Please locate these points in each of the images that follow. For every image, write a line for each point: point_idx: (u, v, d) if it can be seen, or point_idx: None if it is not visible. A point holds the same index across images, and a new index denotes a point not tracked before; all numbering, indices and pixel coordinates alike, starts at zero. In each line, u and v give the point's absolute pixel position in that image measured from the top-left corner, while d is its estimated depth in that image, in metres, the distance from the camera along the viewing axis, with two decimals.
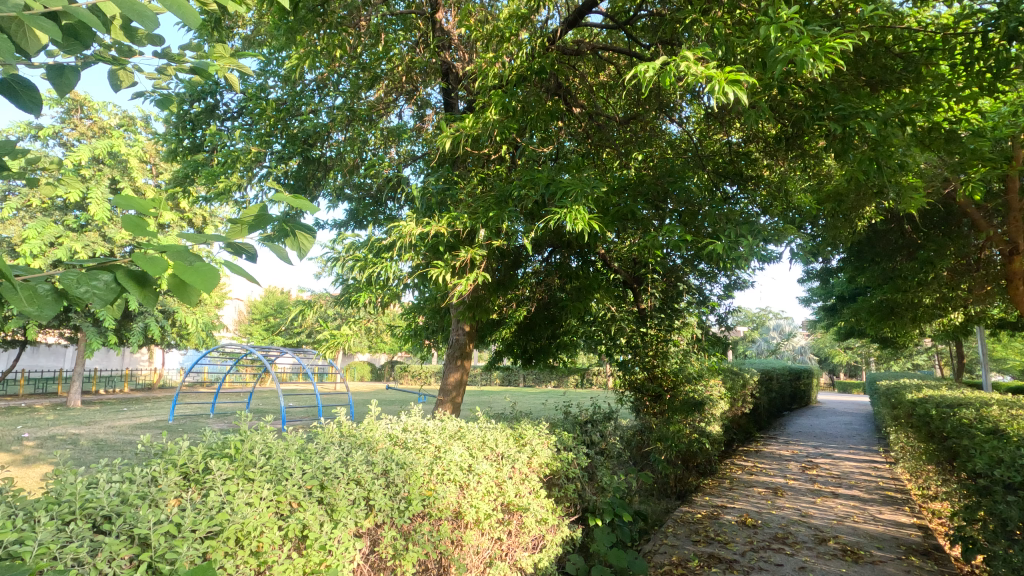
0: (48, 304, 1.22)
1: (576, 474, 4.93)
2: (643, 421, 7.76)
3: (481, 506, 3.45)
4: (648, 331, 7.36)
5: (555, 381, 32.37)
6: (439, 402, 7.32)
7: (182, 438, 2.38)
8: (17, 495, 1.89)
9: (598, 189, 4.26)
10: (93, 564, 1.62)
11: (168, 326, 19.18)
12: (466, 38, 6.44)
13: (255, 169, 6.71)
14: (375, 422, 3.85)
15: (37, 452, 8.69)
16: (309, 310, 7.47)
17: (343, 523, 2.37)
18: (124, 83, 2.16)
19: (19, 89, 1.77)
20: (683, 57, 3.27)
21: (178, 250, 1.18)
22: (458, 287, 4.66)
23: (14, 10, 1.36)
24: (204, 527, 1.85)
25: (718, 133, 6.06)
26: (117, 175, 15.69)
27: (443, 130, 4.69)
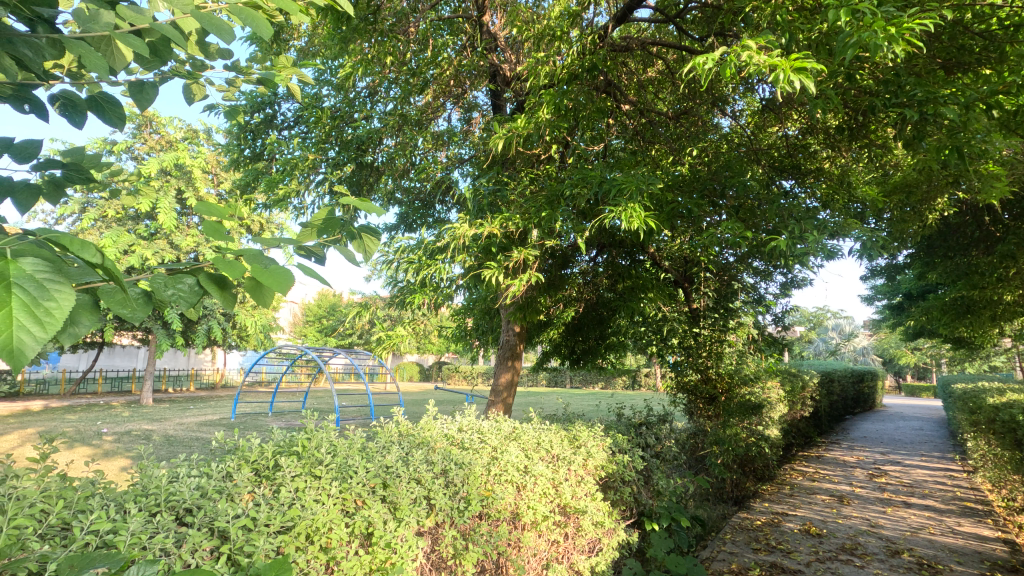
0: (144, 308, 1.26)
1: (632, 477, 4.85)
2: (696, 424, 7.56)
3: (539, 507, 3.45)
4: (701, 332, 7.19)
5: (602, 383, 32.01)
6: (491, 402, 7.33)
7: (253, 435, 2.48)
8: (108, 487, 2.01)
9: (654, 186, 4.15)
10: (178, 554, 1.69)
11: (231, 329, 20.10)
12: (513, 40, 6.49)
13: (312, 176, 6.96)
14: (433, 421, 3.87)
15: (115, 446, 9.27)
16: (364, 312, 7.69)
17: (405, 522, 2.40)
18: (198, 97, 2.26)
19: (105, 105, 1.88)
20: (745, 46, 3.14)
21: (253, 253, 1.22)
22: (512, 288, 4.67)
23: (106, 29, 1.45)
24: (278, 521, 1.92)
25: (774, 126, 5.86)
26: (183, 185, 16.62)
27: (495, 132, 4.72)
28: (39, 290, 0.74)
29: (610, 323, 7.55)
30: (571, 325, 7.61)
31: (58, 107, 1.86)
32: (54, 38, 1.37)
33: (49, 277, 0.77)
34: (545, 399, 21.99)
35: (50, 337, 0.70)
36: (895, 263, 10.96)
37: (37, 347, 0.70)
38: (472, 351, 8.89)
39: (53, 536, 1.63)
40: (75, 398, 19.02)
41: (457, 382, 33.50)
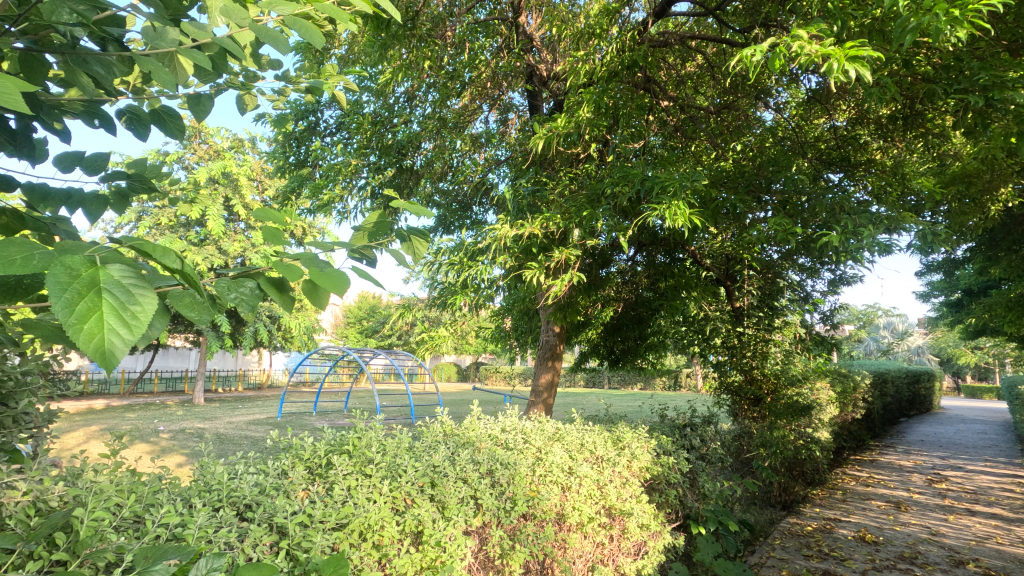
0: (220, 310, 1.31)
1: (677, 480, 4.77)
2: (741, 426, 7.37)
3: (584, 509, 3.43)
4: (744, 331, 7.03)
5: (641, 384, 31.59)
6: (532, 403, 7.31)
7: (306, 434, 2.56)
8: (173, 482, 2.10)
9: (699, 182, 4.07)
10: (241, 548, 1.75)
11: (276, 331, 20.75)
12: (550, 39, 6.49)
13: (354, 181, 7.21)
14: (477, 422, 3.90)
15: (170, 443, 9.70)
16: (405, 314, 7.82)
17: (454, 521, 2.42)
18: (250, 107, 2.34)
19: (167, 118, 1.96)
20: (795, 36, 3.03)
21: (310, 257, 1.25)
22: (554, 288, 4.65)
23: (172, 45, 1.51)
24: (333, 519, 1.96)
25: (820, 118, 5.70)
26: (230, 193, 17.28)
27: (535, 132, 4.72)
28: (127, 295, 0.77)
29: (650, 322, 7.46)
30: (610, 325, 7.54)
31: (124, 121, 1.95)
32: (125, 56, 1.43)
33: (135, 283, 0.81)
34: (584, 399, 21.87)
35: (136, 339, 0.73)
36: (953, 258, 10.43)
37: (125, 349, 0.72)
38: (510, 352, 8.92)
39: (126, 528, 1.72)
40: (133, 398, 19.98)
41: (495, 383, 33.65)
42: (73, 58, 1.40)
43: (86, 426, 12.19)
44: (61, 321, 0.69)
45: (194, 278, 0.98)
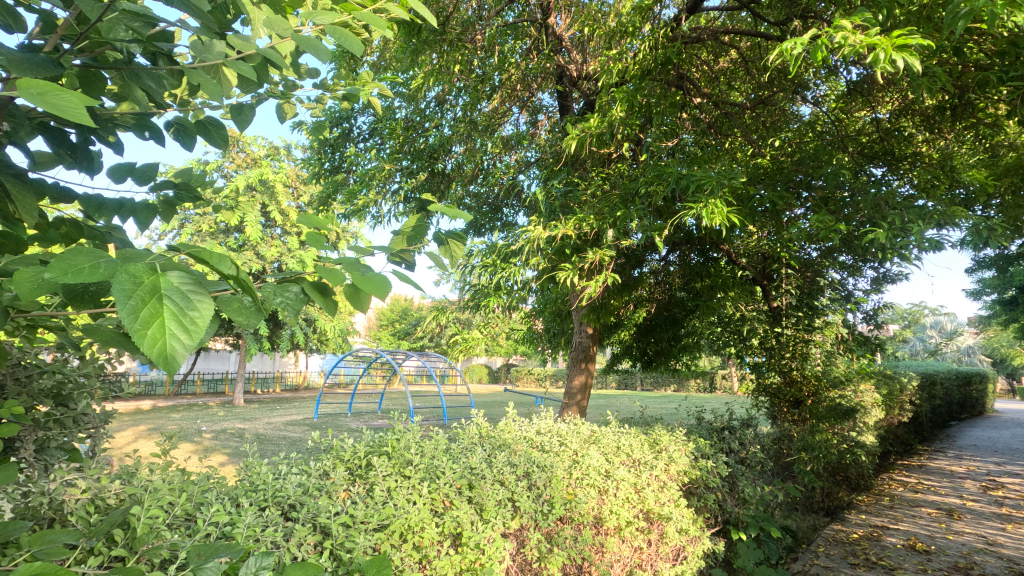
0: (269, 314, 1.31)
1: (716, 484, 4.69)
2: (781, 429, 7.18)
3: (622, 512, 3.40)
4: (783, 332, 6.83)
5: (675, 386, 31.10)
6: (565, 406, 7.27)
7: (346, 436, 2.61)
8: (221, 481, 2.16)
9: (737, 179, 3.99)
10: (287, 547, 1.79)
11: (312, 334, 21.22)
12: (580, 39, 6.45)
13: (388, 186, 7.41)
14: (512, 424, 3.91)
15: (214, 443, 10.03)
16: (439, 316, 7.90)
17: (492, 523, 2.43)
18: (288, 116, 2.39)
19: (211, 128, 2.02)
20: (838, 26, 2.93)
21: (352, 261, 1.25)
22: (588, 289, 4.63)
23: (219, 58, 1.56)
24: (375, 520, 1.99)
25: (861, 111, 5.54)
26: (267, 199, 17.77)
27: (567, 132, 4.70)
28: (185, 301, 0.79)
29: (684, 323, 7.34)
30: (643, 326, 7.46)
31: (172, 132, 2.02)
32: (176, 69, 1.48)
33: (193, 289, 0.83)
34: (616, 401, 21.69)
35: (196, 343, 0.75)
36: (1007, 253, 9.93)
37: (185, 354, 0.74)
38: (542, 353, 8.90)
39: (179, 526, 1.78)
40: (178, 399, 20.73)
41: (527, 385, 33.65)
42: (127, 72, 1.44)
43: (135, 426, 12.71)
44: (126, 325, 0.72)
45: (247, 284, 1.00)
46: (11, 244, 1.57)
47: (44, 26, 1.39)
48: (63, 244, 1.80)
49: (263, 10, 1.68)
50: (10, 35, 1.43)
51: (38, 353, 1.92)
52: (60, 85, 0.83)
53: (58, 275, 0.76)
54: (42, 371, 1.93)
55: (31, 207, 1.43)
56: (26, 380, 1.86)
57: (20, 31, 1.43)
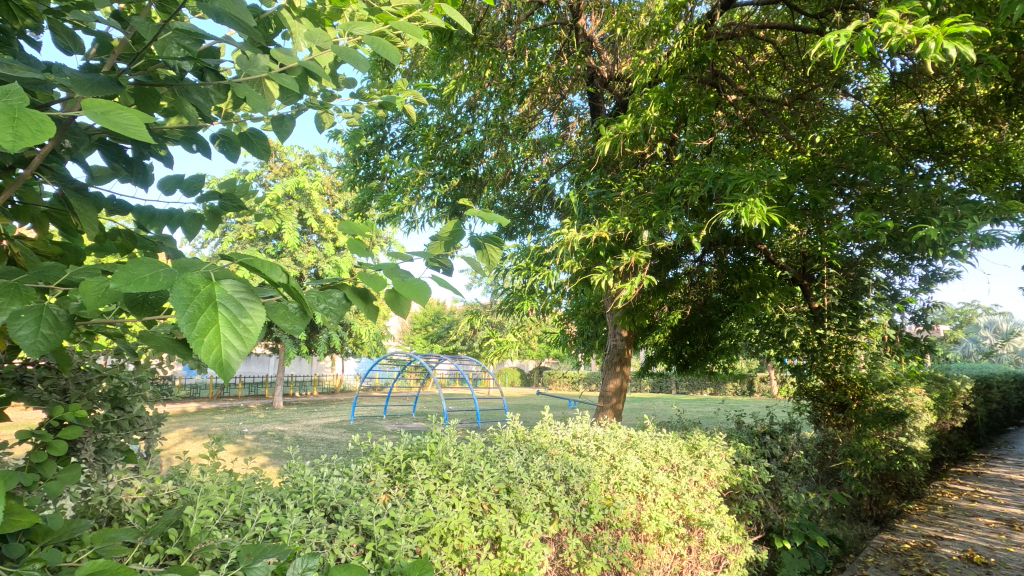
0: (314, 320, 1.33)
1: (758, 490, 4.58)
2: (825, 434, 6.96)
3: (662, 518, 3.36)
4: (825, 333, 6.61)
5: (711, 389, 30.48)
6: (600, 409, 7.20)
7: (385, 439, 2.65)
8: (266, 483, 2.22)
9: (777, 177, 3.89)
10: (331, 549, 1.82)
11: (348, 338, 21.64)
12: (610, 40, 6.42)
13: (421, 192, 7.56)
14: (548, 428, 3.90)
15: (256, 444, 10.33)
16: (474, 319, 7.96)
17: (531, 528, 2.44)
18: (327, 125, 2.44)
19: (254, 139, 2.08)
20: (884, 16, 2.83)
21: (393, 266, 1.26)
22: (623, 292, 4.59)
23: (263, 71, 1.60)
24: (416, 523, 2.01)
25: (906, 103, 5.35)
26: (303, 207, 18.22)
27: (601, 134, 4.66)
28: (238, 308, 0.82)
29: (720, 325, 7.22)
30: (678, 328, 7.36)
31: (218, 145, 2.09)
32: (224, 84, 1.52)
33: (245, 296, 0.85)
34: (651, 405, 21.45)
35: (250, 349, 0.77)
36: None
37: (239, 359, 0.76)
38: (576, 357, 8.86)
39: (229, 525, 1.83)
40: (221, 401, 21.44)
41: (560, 389, 33.51)
42: (177, 90, 1.49)
43: (184, 428, 13.25)
44: (185, 334, 0.74)
45: (296, 291, 1.02)
46: (71, 256, 1.64)
47: (99, 48, 1.49)
48: (119, 254, 1.88)
49: (304, 24, 1.72)
50: (70, 57, 1.53)
51: (96, 359, 2.01)
52: (120, 104, 0.86)
53: (122, 285, 0.79)
54: (100, 375, 2.01)
55: (92, 219, 1.50)
56: (85, 384, 1.94)
57: (78, 53, 1.52)
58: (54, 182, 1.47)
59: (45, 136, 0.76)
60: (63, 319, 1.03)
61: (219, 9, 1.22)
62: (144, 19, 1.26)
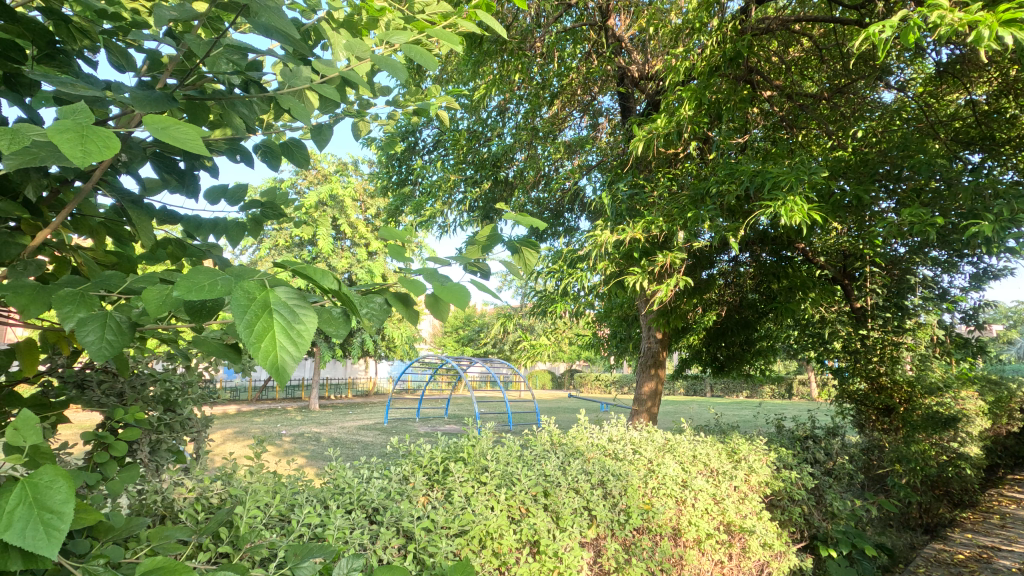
0: (358, 326, 1.34)
1: (802, 496, 4.47)
2: (870, 439, 6.73)
3: (702, 524, 3.31)
4: (868, 334, 6.38)
5: (748, 391, 29.84)
6: (635, 412, 7.12)
7: (423, 442, 2.68)
8: (310, 484, 2.27)
9: (818, 174, 3.79)
10: (373, 550, 1.85)
11: (382, 342, 21.97)
12: (640, 40, 6.36)
13: (453, 196, 7.64)
14: (585, 431, 3.89)
15: (294, 446, 10.58)
16: (507, 322, 7.97)
17: (570, 532, 2.43)
18: (364, 132, 2.48)
19: (295, 149, 2.13)
20: (932, 5, 2.72)
21: (432, 270, 1.26)
22: (658, 293, 4.54)
23: (305, 82, 1.63)
24: (455, 525, 2.03)
25: (953, 93, 5.13)
26: (337, 213, 18.60)
27: (634, 134, 4.62)
28: (292, 314, 0.83)
29: (757, 326, 7.05)
30: (713, 330, 7.23)
31: (260, 154, 2.15)
32: (268, 95, 1.56)
33: (298, 303, 0.86)
34: (685, 408, 21.14)
35: (304, 353, 0.78)
36: None
37: (295, 364, 0.78)
38: (609, 359, 8.79)
39: (276, 525, 1.89)
40: (261, 404, 22.06)
41: (592, 391, 33.26)
42: (224, 103, 1.54)
43: (227, 429, 13.69)
44: (242, 340, 0.76)
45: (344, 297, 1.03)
46: (126, 264, 1.71)
47: (151, 65, 1.55)
48: (169, 263, 1.95)
49: (343, 34, 1.76)
50: (123, 75, 1.59)
51: (148, 363, 2.10)
52: (178, 118, 0.90)
53: (184, 293, 0.82)
54: (153, 379, 2.10)
55: (147, 229, 1.56)
56: (139, 387, 2.03)
57: (131, 71, 1.59)
58: (112, 195, 1.54)
59: (110, 150, 0.79)
60: (125, 325, 1.07)
61: (266, 23, 1.25)
62: (197, 37, 1.31)
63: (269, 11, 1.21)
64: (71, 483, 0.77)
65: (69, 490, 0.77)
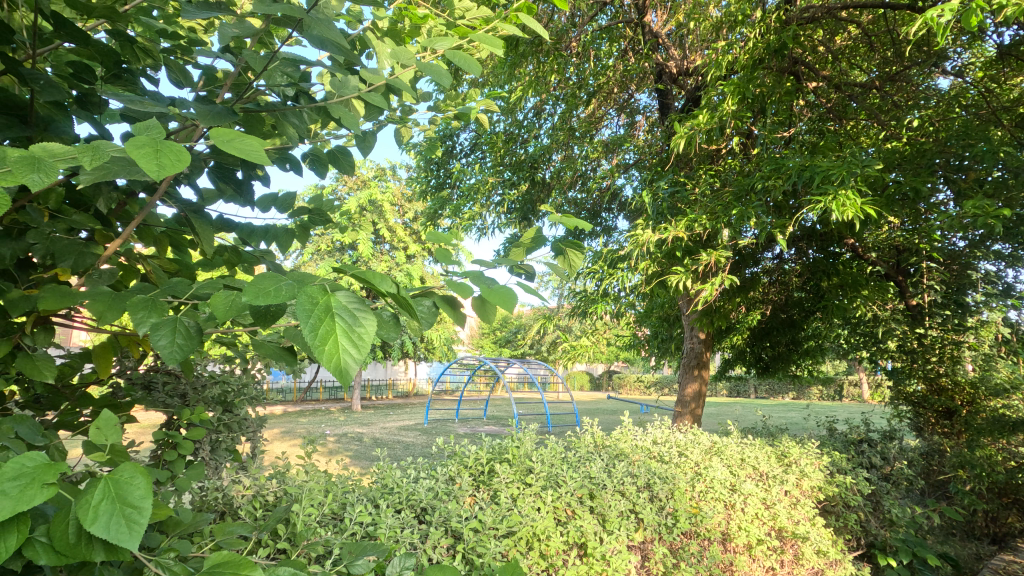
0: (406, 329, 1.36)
1: (858, 502, 4.30)
2: (929, 443, 6.42)
3: (752, 529, 3.23)
4: (926, 333, 6.03)
5: (795, 393, 28.92)
6: (678, 414, 6.99)
7: (468, 443, 2.70)
8: (361, 484, 2.32)
9: (870, 166, 3.64)
10: (423, 549, 1.88)
11: (421, 344, 22.27)
12: (678, 35, 6.25)
13: (491, 199, 7.70)
14: (629, 433, 3.84)
15: (339, 446, 10.87)
16: (548, 323, 7.96)
17: (618, 535, 2.41)
18: (406, 138, 2.53)
19: (341, 157, 2.17)
20: None
21: (478, 273, 1.24)
22: (703, 293, 4.45)
23: (353, 90, 1.67)
24: (503, 526, 2.04)
25: (1016, 77, 4.84)
26: (376, 218, 18.97)
27: (675, 131, 4.54)
28: (353, 317, 0.85)
29: (804, 326, 6.82)
30: (758, 330, 7.03)
31: (309, 163, 2.20)
32: (318, 105, 1.61)
33: (358, 306, 0.88)
34: (729, 410, 20.60)
35: (365, 357, 0.80)
36: None
37: (356, 367, 0.79)
38: (650, 360, 8.66)
39: (331, 522, 1.94)
40: (305, 404, 22.69)
41: (631, 391, 32.85)
42: (278, 114, 1.59)
43: (276, 429, 14.18)
44: (308, 343, 0.79)
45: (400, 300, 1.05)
46: (188, 270, 1.79)
47: (207, 80, 1.61)
48: (225, 269, 2.03)
49: (387, 43, 1.79)
50: (181, 91, 1.67)
51: (207, 365, 2.19)
52: (243, 130, 0.94)
53: (252, 298, 0.85)
54: (212, 380, 2.18)
55: (209, 237, 1.63)
56: (200, 388, 2.12)
57: (189, 86, 1.66)
58: (174, 205, 1.61)
59: (182, 164, 0.82)
60: (194, 330, 1.12)
61: (319, 35, 1.28)
62: (254, 52, 1.36)
63: (320, 23, 1.25)
64: (149, 478, 0.80)
65: (147, 486, 0.80)
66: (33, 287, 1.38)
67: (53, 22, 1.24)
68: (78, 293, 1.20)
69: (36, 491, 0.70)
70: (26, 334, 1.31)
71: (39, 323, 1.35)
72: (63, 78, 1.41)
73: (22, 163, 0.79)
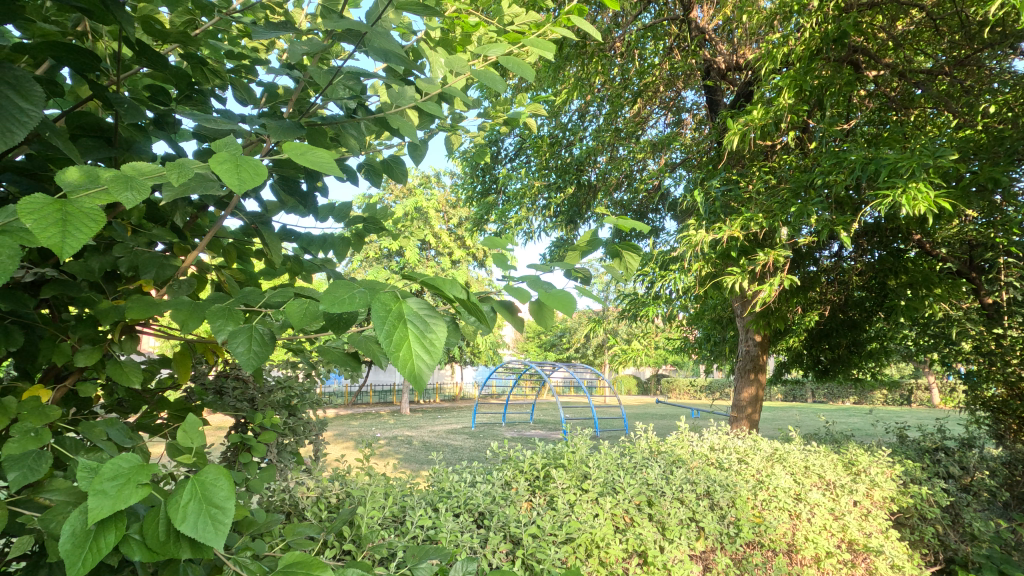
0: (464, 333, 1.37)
1: (934, 514, 4.06)
2: (1011, 451, 6.00)
3: (819, 540, 3.11)
4: (1005, 333, 5.51)
5: (855, 397, 27.65)
6: (734, 419, 6.76)
7: (523, 448, 2.70)
8: (419, 488, 2.36)
9: (944, 156, 3.43)
10: (483, 553, 1.89)
11: (467, 348, 22.50)
12: (726, 29, 6.07)
13: (537, 202, 7.69)
14: (685, 438, 3.75)
15: (390, 449, 11.12)
16: (597, 327, 7.89)
17: (677, 543, 2.37)
18: (455, 145, 2.55)
19: (395, 166, 2.21)
20: None
21: (535, 279, 1.21)
22: (760, 294, 4.30)
23: (410, 101, 1.69)
24: (562, 533, 2.02)
25: None
26: (422, 225, 19.29)
27: (728, 128, 4.41)
28: (424, 323, 0.86)
29: (867, 327, 6.48)
30: (816, 331, 6.84)
31: (363, 172, 2.25)
32: (377, 117, 1.64)
33: (428, 313, 0.89)
34: (784, 415, 19.89)
35: (437, 361, 0.80)
36: None
37: (430, 372, 0.79)
38: (701, 362, 8.45)
39: (393, 525, 1.98)
40: (356, 407, 23.30)
41: (681, 395, 32.18)
42: (338, 126, 1.63)
43: (330, 432, 14.62)
44: (383, 349, 0.80)
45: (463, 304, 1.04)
46: (255, 279, 1.87)
47: (271, 97, 1.68)
48: (288, 277, 2.11)
49: (441, 52, 1.81)
50: (245, 108, 1.74)
51: (272, 370, 2.28)
52: (314, 143, 0.96)
53: (328, 306, 0.87)
54: (278, 385, 2.26)
55: (276, 246, 1.69)
56: (267, 392, 2.20)
57: (253, 103, 1.73)
58: (243, 218, 1.67)
59: (261, 177, 0.85)
60: (267, 337, 1.16)
61: (381, 48, 1.29)
62: (319, 68, 1.40)
63: (382, 37, 1.26)
64: (231, 480, 0.83)
65: (229, 488, 0.83)
66: (119, 297, 1.46)
67: (136, 49, 1.30)
68: (159, 303, 1.26)
69: (132, 491, 0.74)
70: (114, 342, 1.38)
71: (124, 332, 1.43)
72: (141, 100, 1.48)
73: (116, 181, 0.83)
